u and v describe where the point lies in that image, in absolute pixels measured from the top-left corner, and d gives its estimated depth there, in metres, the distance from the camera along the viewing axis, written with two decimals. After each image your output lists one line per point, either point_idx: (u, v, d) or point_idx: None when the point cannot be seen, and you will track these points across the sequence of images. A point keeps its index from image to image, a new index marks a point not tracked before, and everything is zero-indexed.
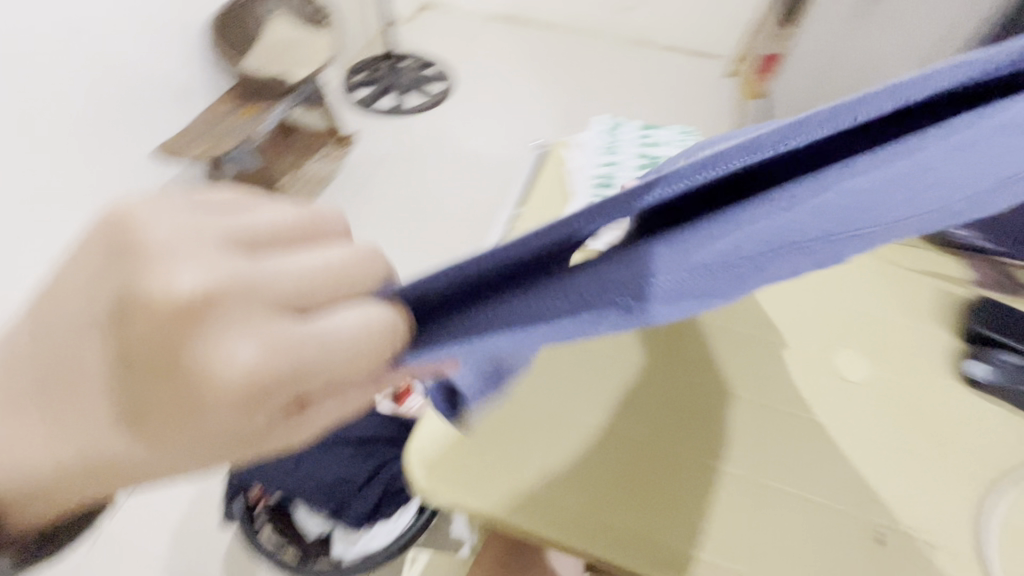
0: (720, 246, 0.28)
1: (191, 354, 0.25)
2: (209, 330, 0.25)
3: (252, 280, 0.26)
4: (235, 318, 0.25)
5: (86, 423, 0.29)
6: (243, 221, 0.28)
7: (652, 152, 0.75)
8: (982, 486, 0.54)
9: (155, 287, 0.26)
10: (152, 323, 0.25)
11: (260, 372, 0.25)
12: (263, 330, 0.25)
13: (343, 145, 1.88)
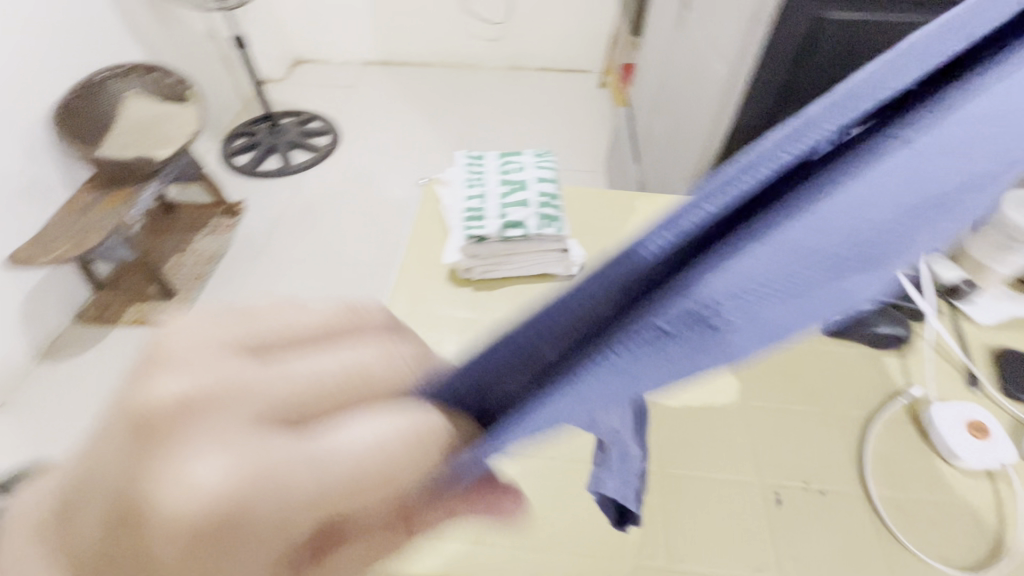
0: (731, 286, 0.18)
1: (164, 487, 0.17)
2: (182, 448, 0.17)
3: (249, 384, 0.18)
4: (216, 429, 0.17)
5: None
6: (264, 321, 0.21)
7: (516, 178, 0.77)
8: (857, 427, 0.59)
9: (143, 402, 0.18)
10: (123, 451, 0.18)
11: (244, 498, 0.17)
12: (229, 447, 0.17)
13: (232, 214, 1.82)
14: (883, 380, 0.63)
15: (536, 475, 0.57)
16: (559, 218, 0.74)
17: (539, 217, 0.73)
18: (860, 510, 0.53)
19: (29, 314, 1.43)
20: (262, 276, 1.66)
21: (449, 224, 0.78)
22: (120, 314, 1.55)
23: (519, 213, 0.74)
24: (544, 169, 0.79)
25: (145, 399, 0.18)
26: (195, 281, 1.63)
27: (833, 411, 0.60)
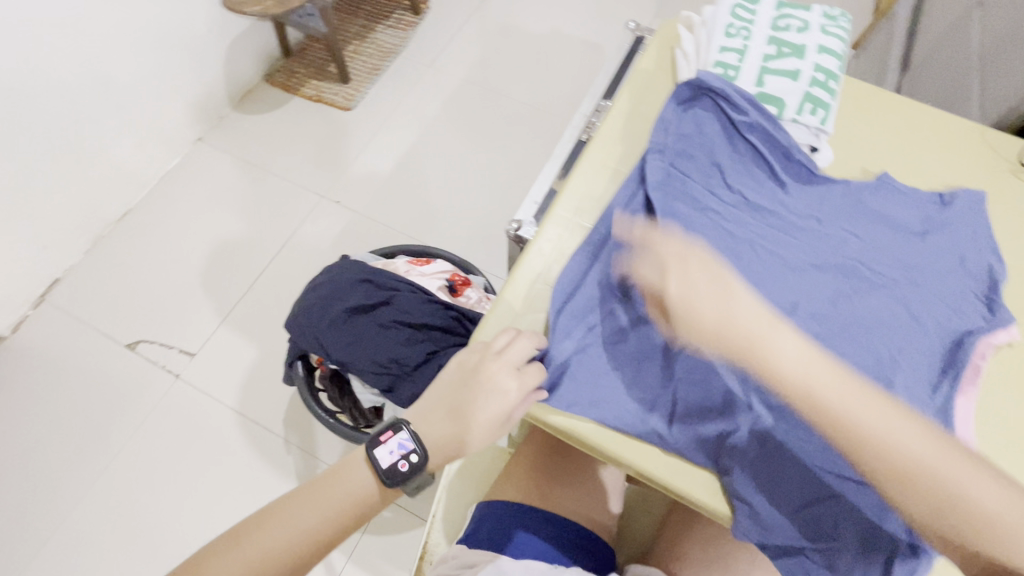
0: (652, 349, 0.51)
1: (488, 367, 0.48)
2: (486, 357, 0.49)
3: (505, 343, 0.50)
4: (494, 353, 0.49)
5: (429, 423, 0.46)
6: (512, 338, 0.50)
7: (792, 39, 0.59)
8: None
9: (482, 350, 0.50)
10: (469, 362, 0.49)
11: (506, 370, 0.48)
12: (502, 355, 0.49)
13: (415, 13, 1.74)
14: None
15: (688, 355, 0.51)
16: (828, 105, 0.58)
17: (803, 97, 0.57)
18: None
19: (230, 58, 1.51)
20: (432, 84, 1.63)
21: (682, 74, 0.64)
22: (302, 86, 1.62)
23: (780, 84, 0.58)
24: (833, 37, 0.60)
25: (484, 352, 0.49)
26: (372, 72, 1.65)
27: None
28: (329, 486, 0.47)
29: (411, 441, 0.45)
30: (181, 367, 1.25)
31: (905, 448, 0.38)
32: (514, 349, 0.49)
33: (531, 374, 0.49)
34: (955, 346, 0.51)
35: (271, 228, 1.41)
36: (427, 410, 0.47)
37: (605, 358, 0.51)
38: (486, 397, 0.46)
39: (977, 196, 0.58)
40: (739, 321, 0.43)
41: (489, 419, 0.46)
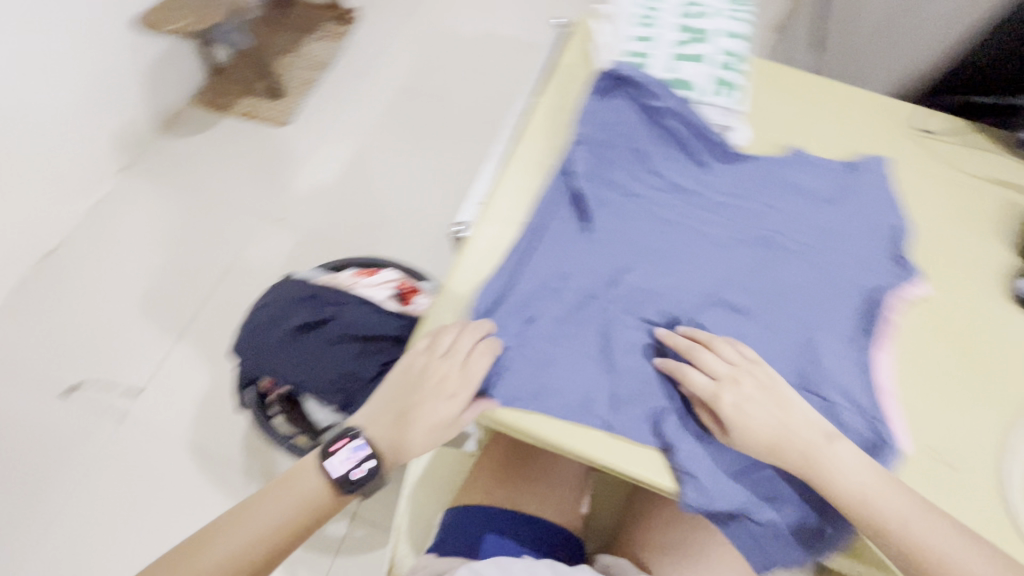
0: (590, 335, 0.52)
1: (436, 373, 0.49)
2: (436, 361, 0.49)
3: (455, 343, 0.50)
4: (442, 357, 0.49)
5: (382, 425, 0.50)
6: (461, 338, 0.50)
7: (699, 25, 0.62)
8: (1013, 411, 0.51)
9: (432, 351, 0.50)
10: (419, 366, 0.50)
11: (453, 376, 0.48)
12: (451, 359, 0.49)
13: (344, 24, 1.71)
14: None
15: (626, 337, 0.51)
16: (738, 86, 0.61)
17: (713, 82, 0.60)
18: (987, 502, 0.47)
19: (151, 81, 1.45)
20: (369, 94, 1.61)
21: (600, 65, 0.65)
22: (233, 104, 1.57)
23: (692, 70, 0.60)
24: (736, 20, 0.63)
25: (434, 353, 0.50)
26: (306, 86, 1.61)
27: (995, 389, 0.52)
28: (276, 493, 0.48)
29: (364, 446, 0.49)
30: (126, 409, 1.18)
31: (940, 549, 0.43)
32: (463, 351, 0.49)
33: (476, 370, 0.49)
34: (870, 303, 0.54)
35: (213, 253, 1.36)
36: (376, 412, 0.51)
37: (546, 351, 0.51)
38: (433, 403, 0.49)
39: (879, 162, 0.61)
40: (792, 442, 0.46)
41: (435, 424, 0.49)
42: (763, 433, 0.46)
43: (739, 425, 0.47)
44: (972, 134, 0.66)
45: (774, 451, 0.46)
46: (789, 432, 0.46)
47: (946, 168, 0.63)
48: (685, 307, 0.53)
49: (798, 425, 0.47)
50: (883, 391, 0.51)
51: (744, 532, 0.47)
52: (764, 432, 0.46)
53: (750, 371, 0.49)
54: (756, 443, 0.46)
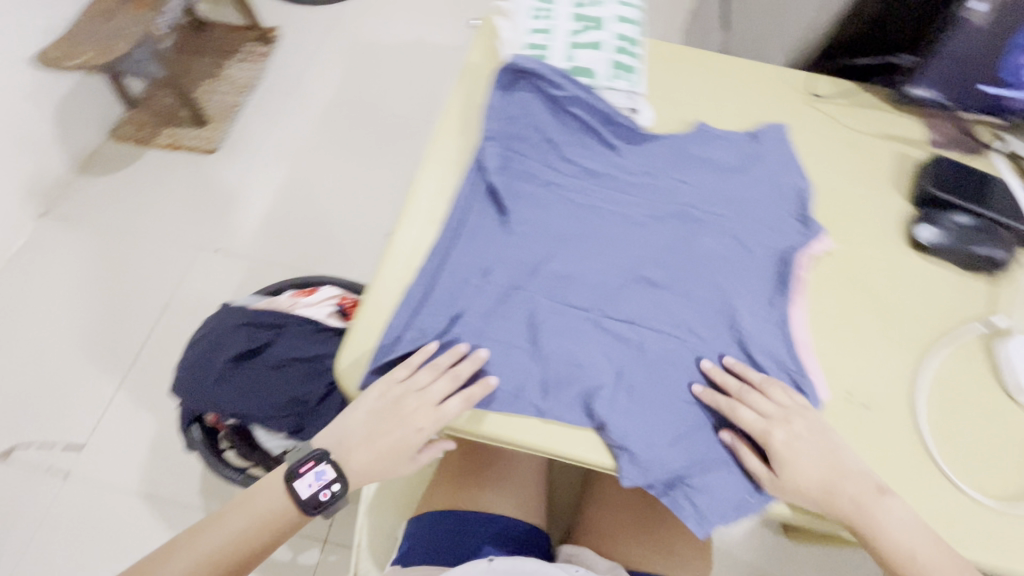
0: (515, 326, 0.52)
1: (410, 409, 0.50)
2: (412, 398, 0.50)
3: (433, 380, 0.50)
4: (420, 396, 0.50)
5: (346, 443, 0.51)
6: (442, 376, 0.49)
7: (593, 13, 0.63)
8: (921, 347, 0.54)
9: (410, 384, 0.50)
10: (391, 398, 0.50)
11: (430, 416, 0.49)
12: (428, 399, 0.49)
13: (265, 43, 1.67)
14: (975, 301, 0.57)
15: (551, 323, 0.52)
16: (635, 69, 0.63)
17: (611, 66, 0.62)
18: (905, 435, 0.50)
19: (61, 120, 1.37)
20: (297, 111, 1.58)
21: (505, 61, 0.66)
22: (154, 136, 1.51)
23: (588, 56, 0.62)
24: (627, 6, 0.65)
25: (412, 386, 0.50)
26: (230, 110, 1.56)
27: (903, 328, 0.55)
28: (236, 516, 0.49)
29: (327, 472, 0.50)
30: (70, 465, 1.12)
31: None
32: (440, 390, 0.49)
33: (449, 412, 0.49)
34: (783, 264, 0.56)
35: (148, 292, 1.30)
36: (340, 425, 0.52)
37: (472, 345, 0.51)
38: (403, 432, 0.50)
39: (779, 129, 0.64)
40: (843, 487, 0.47)
41: (403, 449, 0.51)
42: (813, 476, 0.47)
43: (788, 463, 0.48)
44: (861, 93, 0.70)
45: (823, 496, 0.47)
46: (840, 477, 0.47)
47: (839, 128, 0.68)
48: (606, 286, 0.54)
49: (850, 469, 0.47)
50: (799, 345, 0.53)
51: (685, 500, 0.47)
52: (813, 474, 0.47)
53: (800, 413, 0.49)
54: (804, 484, 0.47)
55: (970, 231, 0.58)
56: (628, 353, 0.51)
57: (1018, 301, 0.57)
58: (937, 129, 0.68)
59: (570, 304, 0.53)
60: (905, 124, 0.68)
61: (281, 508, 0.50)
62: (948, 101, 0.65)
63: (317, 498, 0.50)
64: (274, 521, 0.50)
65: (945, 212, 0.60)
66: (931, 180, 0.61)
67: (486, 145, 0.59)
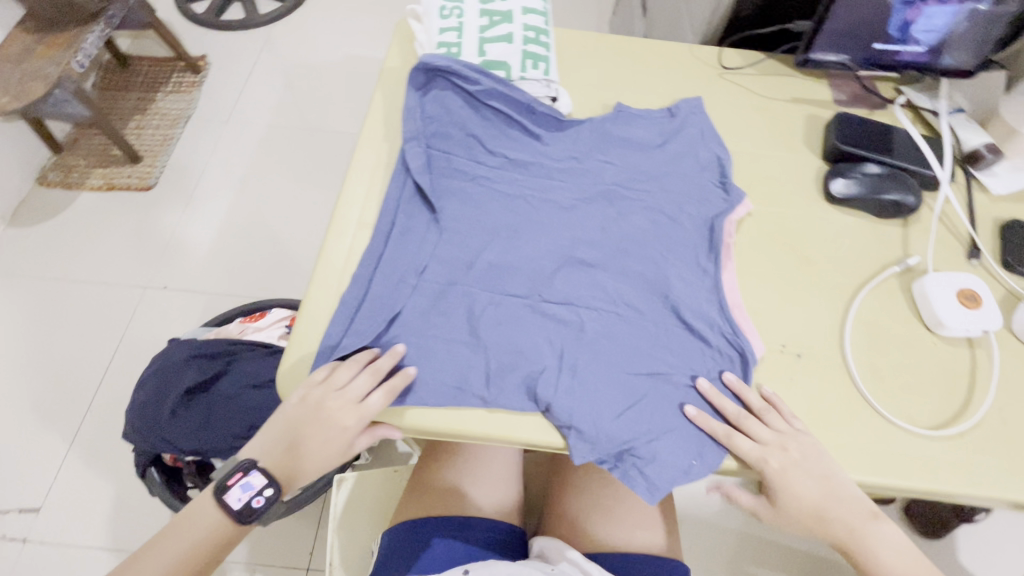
0: (454, 320, 0.52)
1: (331, 407, 0.48)
2: (331, 395, 0.49)
3: (352, 374, 0.49)
4: (340, 392, 0.49)
5: (274, 452, 0.50)
6: (363, 371, 0.49)
7: (500, 8, 0.64)
8: (846, 294, 0.57)
9: (329, 382, 0.49)
10: (312, 398, 0.49)
11: (351, 411, 0.48)
12: (348, 395, 0.48)
13: (194, 72, 1.64)
14: (890, 246, 0.60)
15: (489, 313, 0.52)
16: (546, 58, 0.64)
17: (522, 57, 0.63)
18: (838, 378, 0.52)
19: None
20: (235, 137, 1.55)
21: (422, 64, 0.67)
22: (86, 178, 1.46)
23: (499, 49, 0.63)
24: None
25: (333, 385, 0.49)
26: (164, 143, 1.52)
27: (825, 277, 0.58)
28: (164, 542, 0.47)
29: (256, 480, 0.49)
30: (27, 529, 1.06)
31: None
32: (361, 383, 0.49)
33: (372, 406, 0.48)
34: (711, 231, 0.58)
35: (95, 338, 1.25)
36: (272, 442, 0.50)
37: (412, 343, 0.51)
38: (330, 432, 0.49)
39: (694, 102, 0.66)
40: (835, 513, 0.48)
41: (335, 450, 0.50)
42: (809, 505, 0.48)
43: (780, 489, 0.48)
44: (768, 62, 0.73)
45: (813, 518, 0.48)
46: (836, 504, 0.48)
47: (752, 96, 0.70)
48: (542, 271, 0.55)
49: (846, 499, 0.47)
50: (733, 306, 0.55)
51: (634, 470, 0.48)
52: (807, 503, 0.48)
53: (796, 439, 0.48)
54: (797, 511, 0.48)
55: (878, 180, 0.61)
56: (568, 335, 0.52)
57: (929, 241, 0.60)
58: (843, 89, 0.71)
59: (507, 294, 0.54)
60: (812, 87, 0.71)
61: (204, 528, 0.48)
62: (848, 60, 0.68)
63: (250, 507, 0.49)
64: (205, 539, 0.48)
65: (855, 165, 0.63)
66: (839, 136, 0.64)
67: (410, 147, 0.59)
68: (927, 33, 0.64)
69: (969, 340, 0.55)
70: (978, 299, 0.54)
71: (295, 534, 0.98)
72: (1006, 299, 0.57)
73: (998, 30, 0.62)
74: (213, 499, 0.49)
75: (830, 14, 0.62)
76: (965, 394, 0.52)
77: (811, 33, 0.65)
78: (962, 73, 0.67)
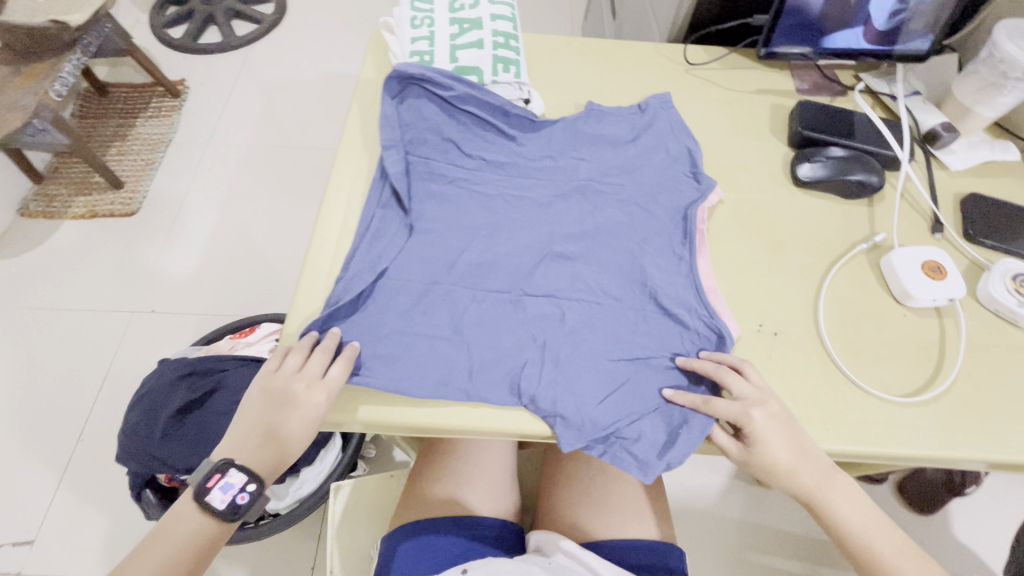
0: (437, 318, 0.53)
1: (293, 390, 0.49)
2: (291, 379, 0.49)
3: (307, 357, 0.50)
4: (297, 375, 0.49)
5: (249, 447, 0.50)
6: (319, 352, 0.50)
7: (469, 15, 0.66)
8: (818, 272, 0.59)
9: (289, 368, 0.50)
10: (275, 386, 0.50)
11: (311, 390, 0.49)
12: (306, 375, 0.49)
13: (174, 97, 1.64)
14: (857, 225, 0.62)
15: (471, 311, 0.54)
16: (517, 61, 0.66)
17: (493, 61, 0.65)
18: (814, 352, 0.54)
19: None
20: (217, 158, 1.55)
21: None
22: (68, 206, 1.45)
23: (470, 55, 0.65)
24: (501, 5, 0.69)
25: (293, 371, 0.50)
26: (146, 168, 1.52)
27: (797, 258, 0.60)
28: (149, 553, 0.47)
29: (235, 477, 0.48)
30: (21, 562, 1.04)
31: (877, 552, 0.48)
32: (317, 361, 0.49)
33: (333, 380, 0.49)
34: (685, 219, 0.60)
35: (84, 366, 1.24)
36: (244, 439, 0.50)
37: (398, 342, 0.52)
38: (297, 416, 0.49)
39: (663, 97, 0.68)
40: (807, 469, 0.48)
41: (309, 434, 0.49)
42: (788, 460, 0.48)
43: (762, 447, 0.48)
44: (733, 56, 0.76)
45: (787, 473, 0.48)
46: (809, 459, 0.48)
47: (718, 89, 0.73)
48: (522, 266, 0.57)
49: (813, 453, 0.48)
50: (708, 291, 0.56)
51: (622, 452, 0.50)
52: (783, 459, 0.48)
53: (773, 395, 0.49)
54: (775, 465, 0.48)
55: (842, 162, 0.63)
56: (549, 326, 0.53)
57: (894, 218, 0.62)
58: (805, 78, 0.74)
59: (487, 292, 0.55)
60: (775, 78, 0.74)
61: (175, 544, 0.48)
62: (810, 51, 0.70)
63: (236, 504, 0.48)
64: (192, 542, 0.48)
65: (820, 149, 0.65)
66: (803, 121, 0.67)
67: (387, 151, 0.60)
68: (881, 20, 0.66)
69: (937, 310, 0.57)
70: (943, 270, 0.56)
71: (295, 548, 0.98)
72: (969, 270, 0.59)
73: (946, 15, 0.66)
74: (195, 503, 0.49)
75: (786, 6, 0.65)
76: (935, 362, 0.54)
77: (770, 26, 0.67)
78: (916, 57, 0.70)
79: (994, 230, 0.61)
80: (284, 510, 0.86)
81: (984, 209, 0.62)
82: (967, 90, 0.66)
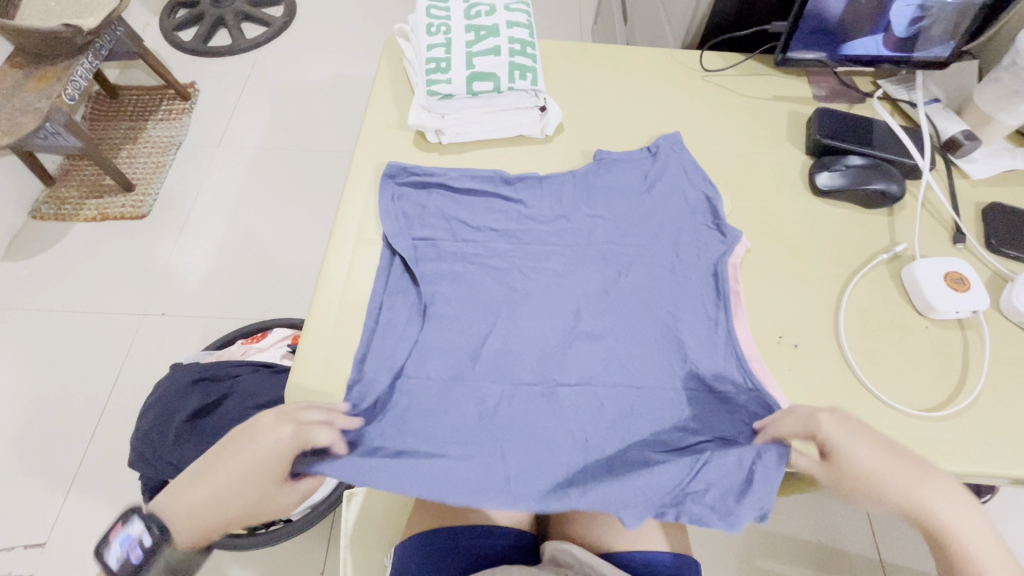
0: (467, 418, 0.51)
1: (259, 424, 0.44)
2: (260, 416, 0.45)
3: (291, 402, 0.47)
4: (270, 413, 0.45)
5: (175, 488, 0.42)
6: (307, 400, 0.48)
7: (485, 22, 0.66)
8: (838, 283, 0.58)
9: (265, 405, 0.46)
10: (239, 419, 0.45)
11: (279, 431, 0.44)
12: (280, 416, 0.45)
13: (184, 100, 1.65)
14: (878, 235, 0.61)
15: (499, 399, 0.52)
16: (534, 69, 0.66)
17: (510, 68, 0.64)
18: (835, 366, 0.53)
19: None
20: (227, 161, 1.56)
21: (413, 80, 0.69)
22: (80, 209, 1.46)
23: (487, 62, 0.64)
24: (517, 12, 0.68)
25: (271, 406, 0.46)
26: (156, 171, 1.52)
27: (817, 268, 0.59)
28: None
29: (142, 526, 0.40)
30: (32, 567, 1.05)
31: None
32: (304, 407, 0.47)
33: (319, 431, 0.46)
34: (716, 278, 0.56)
35: (95, 369, 1.25)
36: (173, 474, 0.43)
37: (436, 442, 0.49)
38: (252, 455, 0.43)
39: (673, 138, 0.65)
40: (908, 476, 0.43)
41: (259, 486, 0.43)
42: (870, 465, 0.43)
43: (836, 447, 0.45)
44: (750, 62, 0.76)
45: (879, 480, 0.43)
46: (900, 469, 0.43)
47: (735, 96, 0.72)
48: (548, 351, 0.54)
49: (911, 456, 0.44)
50: (749, 358, 0.53)
51: (697, 509, 0.47)
52: (869, 463, 0.43)
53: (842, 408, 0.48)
54: (859, 468, 0.44)
55: (862, 171, 0.62)
56: (584, 418, 0.51)
57: (915, 228, 0.62)
58: (822, 84, 0.73)
59: (513, 384, 0.52)
60: (792, 85, 0.74)
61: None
62: (829, 57, 0.69)
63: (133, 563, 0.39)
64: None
65: (839, 157, 0.64)
66: (822, 129, 0.66)
67: (392, 242, 0.57)
68: (902, 27, 0.66)
69: (960, 322, 0.56)
70: (966, 281, 0.55)
71: (305, 554, 0.98)
72: (992, 281, 0.59)
73: (967, 22, 0.65)
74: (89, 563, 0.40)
75: (805, 11, 0.64)
76: (959, 377, 0.53)
77: (789, 32, 0.67)
78: (937, 64, 0.70)
79: (1017, 240, 0.60)
80: (296, 517, 0.86)
81: (1007, 219, 0.62)
82: (989, 98, 0.65)
